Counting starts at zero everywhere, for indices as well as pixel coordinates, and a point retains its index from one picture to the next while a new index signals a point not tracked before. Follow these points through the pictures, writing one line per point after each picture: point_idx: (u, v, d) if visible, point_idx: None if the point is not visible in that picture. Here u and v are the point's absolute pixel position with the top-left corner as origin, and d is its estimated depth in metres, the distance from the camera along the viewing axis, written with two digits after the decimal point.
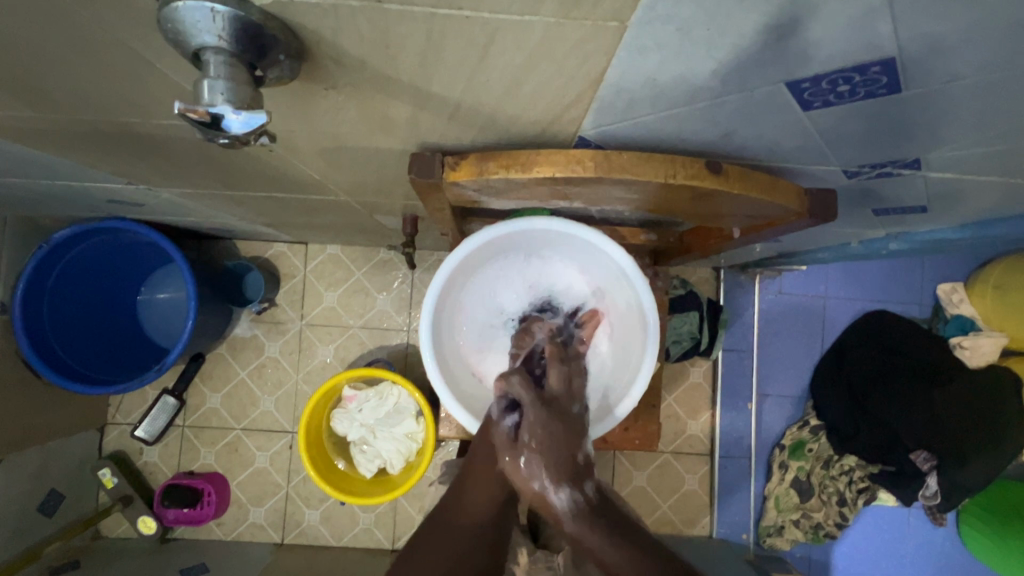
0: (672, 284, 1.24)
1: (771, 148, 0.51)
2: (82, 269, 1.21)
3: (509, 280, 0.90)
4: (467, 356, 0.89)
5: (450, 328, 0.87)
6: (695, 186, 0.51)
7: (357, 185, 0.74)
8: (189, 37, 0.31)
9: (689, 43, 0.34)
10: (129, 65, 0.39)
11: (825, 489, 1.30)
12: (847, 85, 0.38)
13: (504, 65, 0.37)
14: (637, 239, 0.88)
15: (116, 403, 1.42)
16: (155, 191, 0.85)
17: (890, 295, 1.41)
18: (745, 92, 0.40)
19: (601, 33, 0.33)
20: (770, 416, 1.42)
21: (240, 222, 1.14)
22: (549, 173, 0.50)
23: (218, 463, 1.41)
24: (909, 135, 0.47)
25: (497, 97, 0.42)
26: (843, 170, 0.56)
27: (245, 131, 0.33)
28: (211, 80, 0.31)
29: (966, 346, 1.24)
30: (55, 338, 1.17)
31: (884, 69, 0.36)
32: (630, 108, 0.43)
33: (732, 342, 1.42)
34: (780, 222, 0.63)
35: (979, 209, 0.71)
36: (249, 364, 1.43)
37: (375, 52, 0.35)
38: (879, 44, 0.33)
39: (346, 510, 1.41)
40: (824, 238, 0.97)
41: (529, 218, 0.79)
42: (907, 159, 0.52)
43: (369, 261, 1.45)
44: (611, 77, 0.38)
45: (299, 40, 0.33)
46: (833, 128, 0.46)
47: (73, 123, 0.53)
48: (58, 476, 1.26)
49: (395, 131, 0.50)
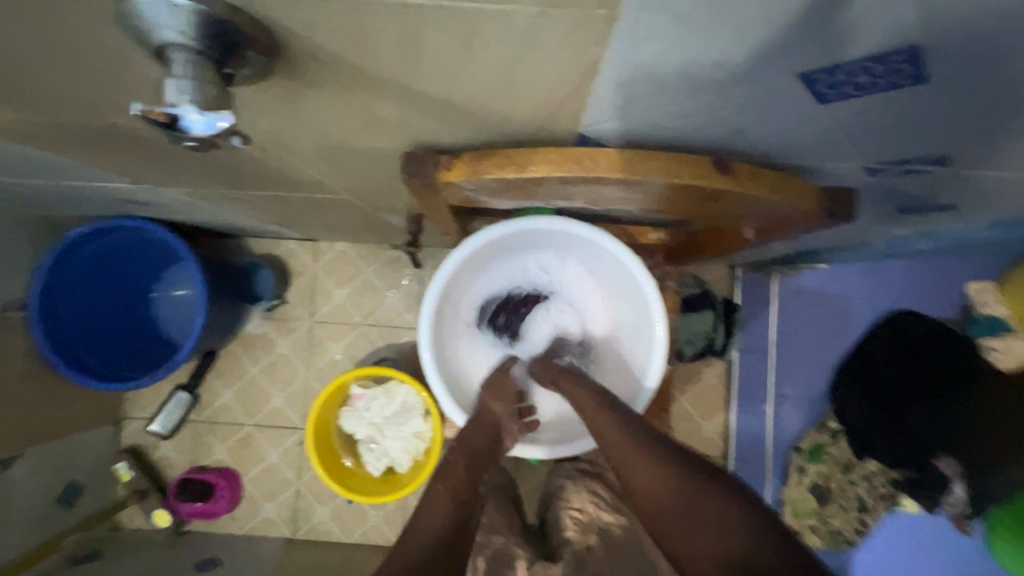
0: (686, 282, 1.22)
1: (785, 145, 0.47)
2: (96, 266, 1.22)
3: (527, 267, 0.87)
4: (464, 341, 0.88)
5: (457, 309, 0.86)
6: (701, 186, 0.48)
7: (357, 184, 0.72)
8: (153, 33, 0.29)
9: (690, 33, 0.31)
10: (106, 63, 0.38)
11: (844, 495, 1.27)
12: (866, 76, 0.35)
13: (491, 59, 0.34)
14: (647, 238, 0.86)
15: (132, 398, 1.44)
16: (159, 190, 0.84)
17: (916, 294, 1.35)
18: (753, 85, 0.37)
19: (591, 24, 0.30)
20: (787, 418, 1.37)
21: (247, 220, 1.13)
22: (547, 173, 0.48)
23: (230, 458, 1.42)
24: (939, 129, 0.43)
25: (486, 93, 0.39)
26: (864, 167, 0.52)
27: (206, 133, 0.32)
28: (176, 80, 0.30)
29: (999, 348, 1.14)
30: (70, 335, 1.18)
31: (908, 59, 0.33)
32: (630, 103, 0.40)
33: (748, 343, 1.37)
34: (796, 223, 0.59)
35: (1018, 207, 0.66)
36: (260, 360, 1.44)
37: (352, 46, 0.33)
38: (902, 31, 0.30)
39: (356, 507, 1.41)
40: (846, 236, 0.92)
41: (624, 248, 0.77)
42: (936, 155, 0.48)
43: (378, 258, 1.44)
44: (607, 71, 0.36)
45: (270, 36, 0.32)
46: (851, 124, 0.43)
47: (67, 124, 0.53)
48: (76, 470, 1.29)
49: (386, 130, 0.48)
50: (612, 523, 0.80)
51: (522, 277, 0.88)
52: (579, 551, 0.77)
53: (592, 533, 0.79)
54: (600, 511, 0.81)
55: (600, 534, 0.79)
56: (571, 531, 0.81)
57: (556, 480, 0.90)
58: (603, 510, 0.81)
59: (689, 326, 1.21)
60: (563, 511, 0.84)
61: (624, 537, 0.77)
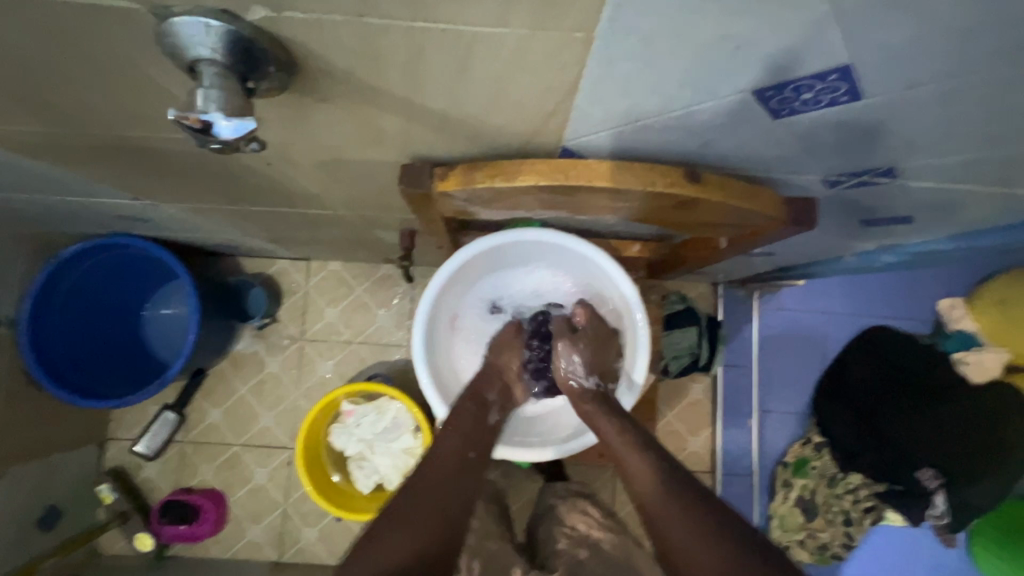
0: (668, 298, 1.26)
1: (747, 158, 0.52)
2: (88, 284, 1.22)
3: (528, 277, 0.91)
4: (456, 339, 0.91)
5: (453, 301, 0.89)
6: (673, 194, 0.52)
7: (355, 199, 0.76)
8: (186, 50, 0.34)
9: (654, 55, 0.36)
10: (128, 76, 0.41)
11: (830, 508, 1.26)
12: (810, 92, 0.40)
13: (483, 76, 0.39)
14: (629, 250, 0.91)
15: (117, 419, 1.42)
16: (159, 205, 0.87)
17: (889, 310, 1.41)
18: (714, 101, 0.41)
19: (570, 45, 0.35)
20: (772, 433, 1.40)
21: (242, 237, 1.15)
22: (533, 182, 0.52)
23: (216, 480, 1.41)
24: (881, 142, 0.48)
25: (479, 109, 0.44)
26: (823, 178, 0.57)
27: (235, 136, 0.35)
28: (205, 90, 0.34)
29: (970, 361, 1.19)
30: (58, 354, 1.17)
31: (843, 78, 0.38)
32: (608, 118, 0.45)
33: (731, 358, 1.41)
34: (764, 231, 0.64)
35: (970, 219, 0.72)
36: (250, 380, 1.44)
37: (360, 65, 0.37)
38: (835, 56, 0.35)
39: (343, 528, 1.39)
40: (816, 250, 0.98)
41: (618, 267, 0.81)
42: (883, 167, 0.53)
43: (370, 276, 1.46)
44: (585, 89, 0.40)
45: (288, 55, 0.36)
46: (806, 138, 0.48)
47: (81, 136, 0.56)
48: (57, 492, 1.26)
49: (386, 144, 0.52)
50: (604, 540, 0.82)
51: (521, 282, 0.92)
52: (571, 562, 0.78)
53: (583, 547, 0.80)
54: (591, 529, 0.84)
55: (591, 547, 0.80)
56: (562, 543, 0.82)
57: (546, 500, 0.94)
58: (593, 527, 0.84)
59: (673, 342, 1.24)
60: (555, 528, 0.86)
61: (615, 551, 0.80)
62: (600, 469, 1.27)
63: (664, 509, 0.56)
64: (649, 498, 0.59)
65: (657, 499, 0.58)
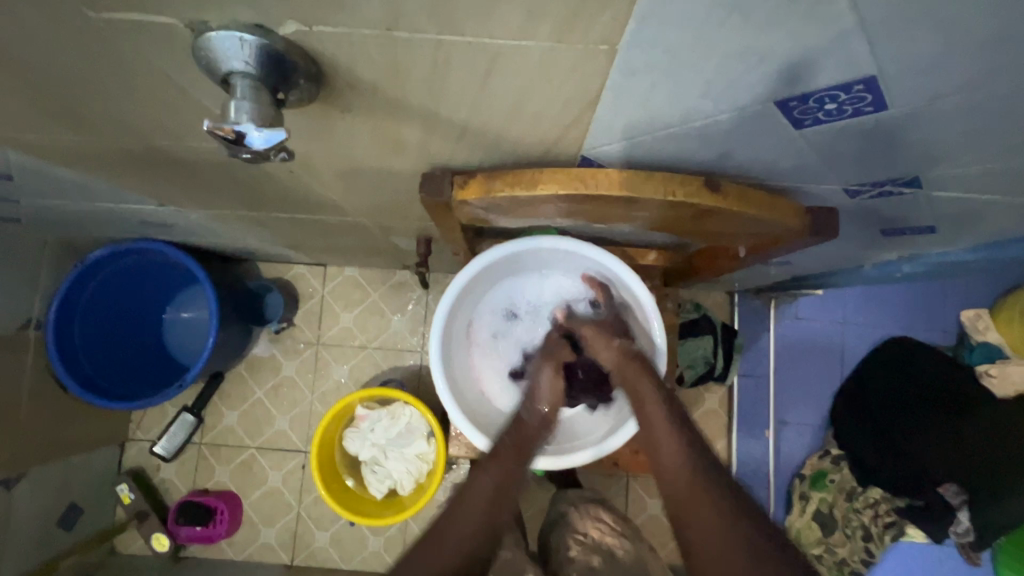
0: (682, 306, 1.25)
1: (768, 167, 0.52)
2: (113, 288, 1.25)
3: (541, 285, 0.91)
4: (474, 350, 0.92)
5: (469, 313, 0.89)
6: (692, 203, 0.52)
7: (374, 206, 0.77)
8: (220, 64, 0.35)
9: (678, 67, 0.36)
10: (162, 88, 0.43)
11: (849, 523, 1.25)
12: (833, 103, 0.40)
13: (506, 88, 0.39)
14: (646, 259, 0.90)
15: (137, 420, 1.44)
16: (183, 212, 0.89)
17: (909, 321, 1.39)
18: (736, 112, 0.41)
19: (594, 57, 0.35)
20: (789, 444, 1.38)
21: (261, 243, 1.17)
22: (552, 191, 0.52)
23: (232, 482, 1.42)
24: (905, 152, 0.47)
25: (501, 119, 0.44)
26: (844, 188, 0.57)
27: (265, 147, 0.36)
28: (238, 101, 0.35)
29: (994, 374, 1.19)
30: (83, 355, 1.20)
31: (867, 89, 0.38)
32: (629, 128, 0.45)
33: (747, 368, 1.39)
34: (783, 241, 0.63)
35: (994, 230, 0.70)
36: (266, 383, 1.46)
37: (387, 77, 0.38)
38: (860, 67, 0.35)
39: (356, 533, 1.40)
40: (835, 260, 0.97)
41: (633, 274, 0.81)
42: (906, 177, 0.53)
43: (386, 282, 1.48)
44: (606, 99, 0.40)
45: (317, 67, 0.37)
46: (828, 148, 0.47)
47: (112, 145, 0.57)
48: (78, 491, 1.28)
49: (408, 153, 0.53)
50: (617, 547, 0.82)
51: (533, 290, 0.92)
52: (584, 569, 0.77)
53: (596, 554, 0.80)
54: (604, 535, 0.84)
55: (604, 555, 0.80)
56: (574, 551, 0.81)
57: (558, 507, 0.92)
58: (607, 534, 0.84)
59: (688, 351, 1.23)
60: (568, 535, 0.85)
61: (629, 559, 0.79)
62: (614, 477, 1.26)
63: (691, 499, 0.59)
64: (676, 481, 0.61)
65: (683, 491, 0.60)
